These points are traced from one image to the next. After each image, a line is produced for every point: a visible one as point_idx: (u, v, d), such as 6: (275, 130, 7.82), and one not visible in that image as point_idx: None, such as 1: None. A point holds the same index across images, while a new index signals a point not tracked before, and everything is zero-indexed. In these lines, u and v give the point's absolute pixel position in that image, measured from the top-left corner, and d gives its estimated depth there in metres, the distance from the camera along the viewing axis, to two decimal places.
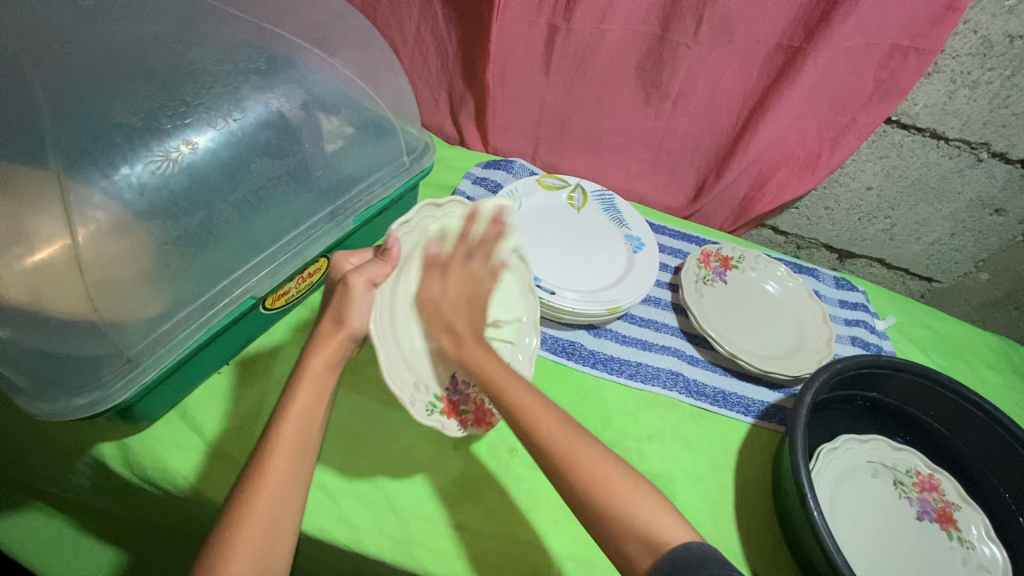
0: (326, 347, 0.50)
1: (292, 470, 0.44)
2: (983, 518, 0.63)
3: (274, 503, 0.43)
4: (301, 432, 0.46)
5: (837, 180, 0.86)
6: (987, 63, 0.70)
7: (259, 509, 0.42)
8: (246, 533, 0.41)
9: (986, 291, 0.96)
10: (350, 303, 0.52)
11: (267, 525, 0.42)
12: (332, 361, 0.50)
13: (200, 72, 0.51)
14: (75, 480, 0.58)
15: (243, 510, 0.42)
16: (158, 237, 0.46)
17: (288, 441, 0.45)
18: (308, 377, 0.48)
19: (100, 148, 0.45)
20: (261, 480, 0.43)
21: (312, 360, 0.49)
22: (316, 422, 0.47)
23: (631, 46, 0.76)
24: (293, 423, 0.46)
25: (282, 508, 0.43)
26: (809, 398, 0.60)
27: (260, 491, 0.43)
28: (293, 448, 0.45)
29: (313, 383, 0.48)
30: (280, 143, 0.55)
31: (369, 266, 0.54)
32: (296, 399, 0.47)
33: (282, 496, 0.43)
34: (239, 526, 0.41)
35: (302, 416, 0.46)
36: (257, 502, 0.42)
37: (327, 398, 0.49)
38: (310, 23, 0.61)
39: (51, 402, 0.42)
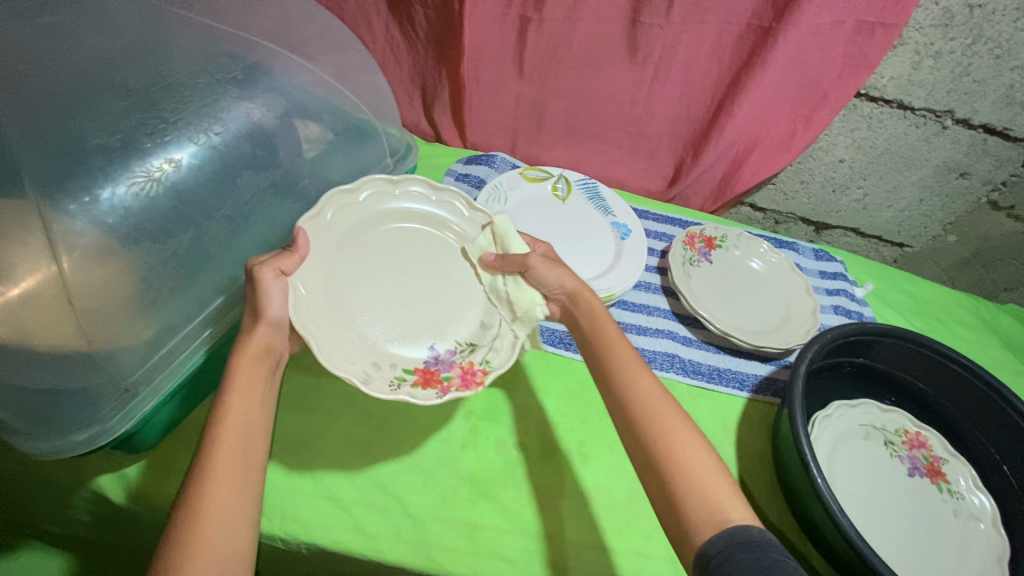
0: (250, 345, 0.46)
1: (239, 471, 0.42)
2: (969, 469, 0.66)
3: (223, 505, 0.40)
4: (242, 435, 0.43)
5: (811, 154, 0.89)
6: (948, 34, 0.72)
7: (210, 511, 0.39)
8: (200, 536, 0.38)
9: (955, 252, 1.00)
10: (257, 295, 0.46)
11: (225, 526, 0.39)
12: (259, 358, 0.46)
13: (176, 86, 0.49)
14: (72, 515, 0.56)
15: (194, 515, 0.39)
16: (148, 260, 0.45)
17: (230, 443, 0.42)
18: (238, 374, 0.45)
19: (77, 172, 0.43)
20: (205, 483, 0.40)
21: (238, 359, 0.45)
22: (255, 421, 0.44)
23: (603, 33, 0.75)
24: (234, 424, 0.43)
25: (239, 507, 0.41)
26: (804, 368, 0.62)
27: (212, 491, 0.40)
28: (239, 447, 0.42)
29: (244, 381, 0.45)
30: (264, 154, 0.53)
31: (274, 258, 0.48)
32: (230, 399, 0.44)
33: (234, 496, 0.41)
34: (191, 531, 0.39)
35: (239, 415, 0.43)
36: (206, 504, 0.40)
37: (262, 394, 0.45)
38: (280, 28, 0.59)
39: (46, 440, 0.40)
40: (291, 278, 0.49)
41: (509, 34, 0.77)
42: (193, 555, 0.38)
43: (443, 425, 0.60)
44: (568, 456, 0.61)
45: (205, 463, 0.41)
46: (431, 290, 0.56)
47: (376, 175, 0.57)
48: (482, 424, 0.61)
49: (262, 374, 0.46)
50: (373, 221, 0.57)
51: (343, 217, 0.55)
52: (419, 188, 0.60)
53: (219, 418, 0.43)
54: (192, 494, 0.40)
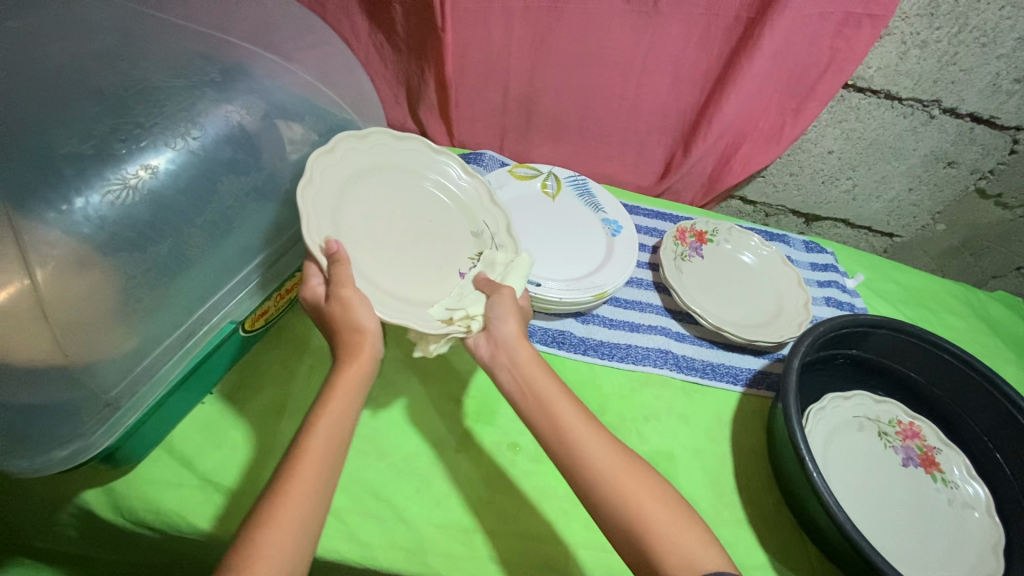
0: (360, 355, 0.48)
1: (319, 475, 0.42)
2: (962, 458, 0.67)
3: (297, 507, 0.40)
4: (330, 441, 0.44)
5: (800, 146, 0.88)
6: (934, 23, 0.72)
7: (283, 511, 0.40)
8: (269, 536, 0.39)
9: (944, 240, 1.00)
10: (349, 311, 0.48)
11: (294, 525, 0.40)
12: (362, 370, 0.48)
13: (151, 90, 0.48)
14: (60, 531, 0.55)
15: (266, 516, 0.40)
16: (125, 271, 0.44)
17: (317, 448, 0.43)
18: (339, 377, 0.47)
19: (50, 181, 0.42)
20: (285, 485, 0.41)
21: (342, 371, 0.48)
22: (346, 432, 0.45)
23: (589, 28, 0.75)
24: (322, 432, 0.44)
25: (306, 512, 0.41)
26: (797, 362, 0.61)
27: (289, 492, 0.41)
28: (326, 452, 0.44)
29: (342, 394, 0.47)
30: (244, 158, 0.52)
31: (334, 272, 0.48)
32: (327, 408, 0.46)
33: (307, 499, 0.41)
34: (259, 530, 0.39)
35: (336, 414, 0.45)
36: (282, 505, 0.40)
37: (358, 397, 0.47)
38: (258, 27, 0.58)
39: (29, 456, 0.41)
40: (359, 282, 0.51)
41: (494, 30, 0.76)
42: (257, 555, 0.38)
43: (436, 428, 0.60)
44: None
45: (291, 466, 0.42)
46: (426, 249, 0.58)
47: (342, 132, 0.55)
48: (475, 427, 0.61)
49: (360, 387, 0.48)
50: (357, 179, 0.56)
51: (331, 180, 0.53)
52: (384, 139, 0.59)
53: (314, 425, 0.45)
54: (272, 494, 0.41)
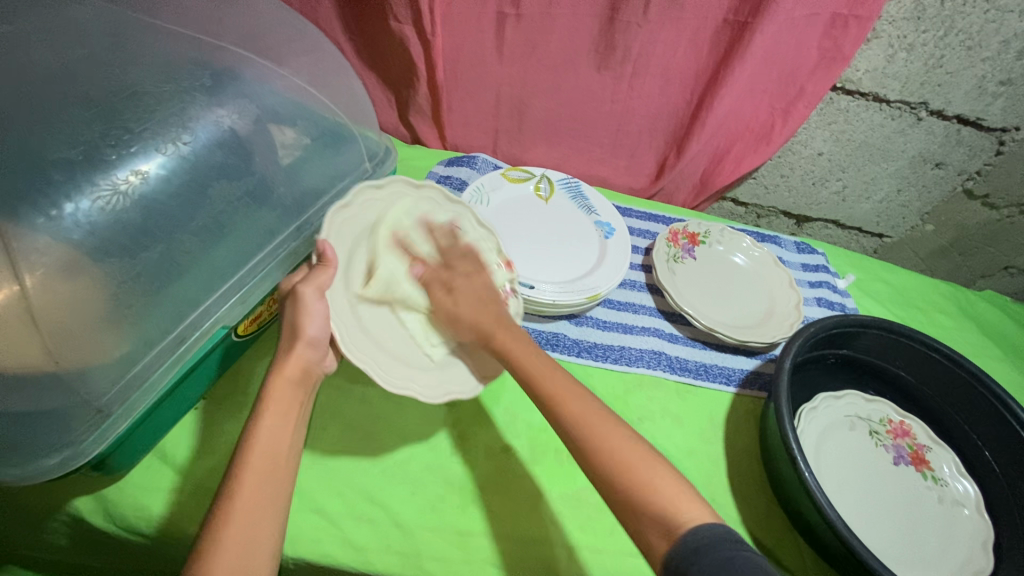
0: (286, 367, 0.49)
1: (257, 496, 0.42)
2: (952, 456, 0.67)
3: (245, 528, 0.41)
4: (268, 457, 0.44)
5: (790, 148, 0.89)
6: (921, 26, 0.73)
7: (231, 531, 0.40)
8: (219, 558, 0.39)
9: (933, 241, 1.01)
10: (305, 313, 0.49)
11: (244, 546, 0.40)
12: (297, 382, 0.49)
13: (142, 95, 0.48)
14: (51, 539, 0.55)
15: (212, 540, 0.40)
16: (114, 276, 0.43)
17: (254, 468, 0.43)
18: (272, 398, 0.47)
19: (40, 187, 0.42)
20: (231, 506, 0.41)
21: (272, 384, 0.48)
22: (285, 446, 0.46)
23: (580, 31, 0.75)
24: (261, 449, 0.44)
25: (260, 532, 0.41)
26: (789, 362, 0.62)
27: (234, 514, 0.41)
28: (260, 471, 0.44)
29: (276, 407, 0.47)
30: (236, 163, 0.52)
31: (313, 274, 0.50)
32: (260, 425, 0.46)
33: (258, 517, 0.42)
34: (210, 553, 0.39)
35: (268, 438, 0.45)
36: (229, 525, 0.40)
37: (293, 418, 0.48)
38: (250, 32, 0.58)
39: (22, 464, 0.40)
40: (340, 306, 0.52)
41: (486, 33, 0.77)
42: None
43: (430, 431, 0.60)
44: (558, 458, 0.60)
45: (231, 488, 0.42)
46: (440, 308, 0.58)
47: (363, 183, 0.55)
48: (470, 429, 0.61)
49: (297, 402, 0.48)
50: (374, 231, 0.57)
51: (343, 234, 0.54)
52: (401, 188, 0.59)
53: (249, 439, 0.45)
54: (217, 518, 0.41)
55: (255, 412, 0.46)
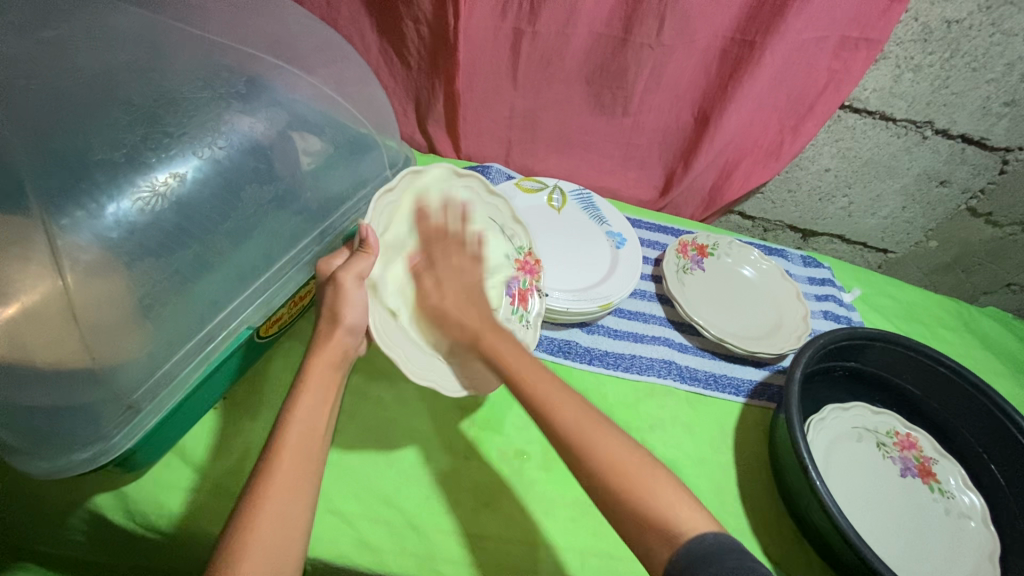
0: (325, 350, 0.50)
1: (297, 471, 0.44)
2: (958, 469, 0.68)
3: (283, 500, 0.42)
4: (306, 435, 0.46)
5: (798, 164, 0.91)
6: (928, 48, 0.75)
7: (271, 502, 0.41)
8: (260, 528, 0.40)
9: (936, 257, 1.03)
10: (344, 301, 0.51)
11: (280, 518, 0.41)
12: (333, 363, 0.51)
13: (180, 101, 0.49)
14: (68, 535, 0.55)
15: (253, 511, 0.41)
16: (151, 275, 0.45)
17: (295, 441, 0.45)
18: (311, 379, 0.49)
19: (83, 187, 0.43)
20: (270, 478, 0.42)
21: (314, 363, 0.50)
22: (319, 425, 0.47)
23: (595, 47, 0.77)
24: (300, 426, 0.46)
25: (294, 505, 0.42)
26: (799, 373, 0.63)
27: (274, 487, 0.42)
28: (303, 446, 0.45)
29: (315, 388, 0.49)
30: (267, 168, 0.53)
31: (352, 262, 0.52)
32: (298, 403, 0.47)
33: (293, 491, 0.43)
34: (251, 524, 0.40)
35: (305, 418, 0.47)
36: (267, 497, 0.42)
37: (330, 400, 0.49)
38: (279, 41, 0.59)
39: (52, 457, 0.41)
40: (365, 286, 0.53)
41: (503, 47, 0.78)
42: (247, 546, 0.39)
43: (444, 435, 0.61)
44: None
45: (272, 460, 0.44)
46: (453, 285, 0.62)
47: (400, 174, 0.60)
48: (484, 434, 0.62)
49: (333, 382, 0.50)
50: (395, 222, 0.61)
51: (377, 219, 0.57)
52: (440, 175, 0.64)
53: (288, 418, 0.46)
54: (257, 486, 0.42)
55: (293, 390, 0.48)
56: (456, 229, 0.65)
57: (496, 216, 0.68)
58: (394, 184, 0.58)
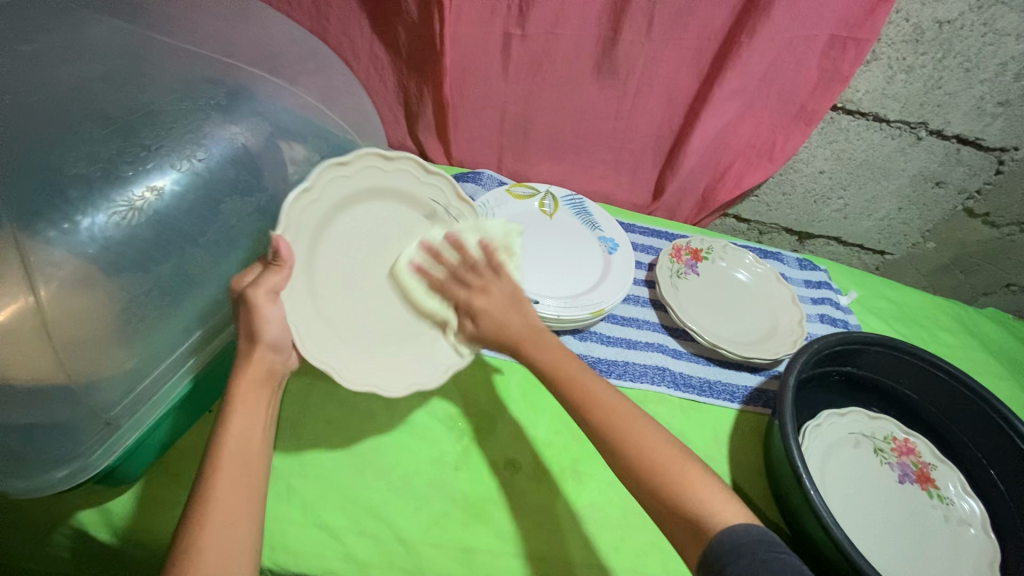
0: (249, 369, 0.46)
1: (235, 496, 0.42)
2: (958, 474, 0.67)
3: (224, 526, 0.40)
4: (239, 458, 0.44)
5: (792, 166, 0.90)
6: (919, 49, 0.74)
7: (210, 531, 0.40)
8: (199, 556, 0.39)
9: (934, 258, 1.02)
10: (259, 318, 0.46)
11: (222, 546, 0.40)
12: (257, 383, 0.47)
13: (159, 113, 0.49)
14: (52, 552, 0.54)
15: (191, 540, 0.39)
16: (128, 290, 0.44)
17: (228, 465, 0.43)
18: (237, 399, 0.46)
19: (59, 202, 0.43)
20: (203, 506, 0.41)
21: (235, 385, 0.46)
22: (255, 443, 0.45)
23: (585, 51, 0.76)
24: (231, 447, 0.44)
25: (237, 529, 0.41)
26: (793, 379, 0.62)
27: (211, 514, 0.41)
28: (234, 470, 0.43)
29: (247, 408, 0.46)
30: (249, 180, 0.53)
31: (265, 275, 0.47)
32: (231, 422, 0.45)
33: (233, 516, 0.41)
34: (187, 553, 0.39)
35: (240, 438, 0.44)
36: (205, 523, 0.40)
37: (262, 417, 0.47)
38: (262, 51, 0.59)
39: (27, 477, 0.40)
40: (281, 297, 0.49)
41: (491, 54, 0.78)
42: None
43: (434, 446, 0.60)
44: (562, 474, 0.60)
45: (207, 484, 0.42)
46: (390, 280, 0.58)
47: (365, 149, 0.54)
48: (475, 445, 0.61)
49: (263, 400, 0.47)
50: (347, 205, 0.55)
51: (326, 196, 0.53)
52: (409, 166, 0.58)
53: (220, 443, 0.44)
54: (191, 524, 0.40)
55: (222, 411, 0.45)
56: (408, 215, 0.60)
57: (438, 196, 0.60)
58: (349, 160, 0.53)
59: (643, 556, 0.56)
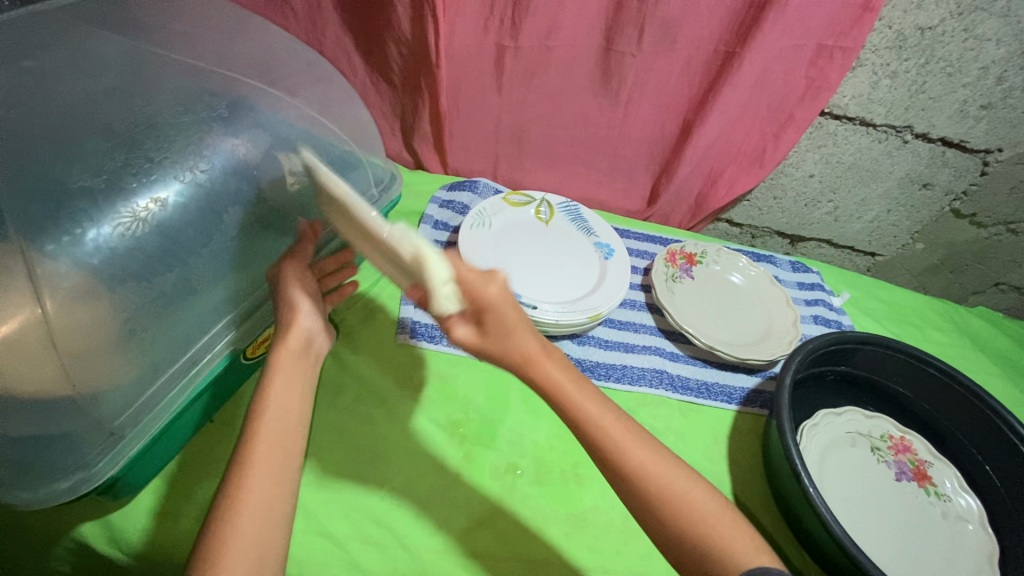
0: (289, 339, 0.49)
1: (275, 463, 0.43)
2: (954, 471, 0.68)
3: (263, 496, 0.41)
4: (281, 425, 0.45)
5: (782, 170, 0.92)
6: (903, 55, 0.76)
7: (249, 502, 0.41)
8: (239, 521, 0.40)
9: (924, 258, 1.04)
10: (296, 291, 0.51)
11: (261, 517, 0.41)
12: (298, 353, 0.49)
13: (162, 127, 0.50)
14: (53, 566, 0.54)
15: (226, 514, 0.40)
16: (133, 300, 0.45)
17: (271, 432, 0.44)
18: (280, 370, 0.47)
19: (63, 214, 0.43)
20: (245, 472, 0.42)
21: (279, 354, 0.48)
22: (295, 413, 0.47)
23: (577, 60, 0.78)
24: (275, 414, 0.45)
25: (276, 497, 0.42)
26: (789, 379, 0.63)
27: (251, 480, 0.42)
28: (276, 438, 0.44)
29: (286, 378, 0.47)
30: (250, 190, 0.54)
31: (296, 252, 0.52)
32: (273, 391, 0.46)
33: (274, 481, 0.42)
34: (229, 524, 0.39)
35: (281, 408, 0.46)
36: (246, 496, 0.41)
37: (303, 389, 0.48)
38: (261, 64, 0.60)
39: (33, 488, 0.39)
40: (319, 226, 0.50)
41: (486, 67, 0.79)
42: (225, 548, 0.38)
43: (436, 452, 0.60)
44: (563, 477, 0.61)
45: (246, 450, 0.43)
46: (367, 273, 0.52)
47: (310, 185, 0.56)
48: (476, 451, 0.61)
49: (302, 369, 0.49)
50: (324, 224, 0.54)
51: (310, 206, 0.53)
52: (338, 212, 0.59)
53: (262, 410, 0.45)
54: (232, 492, 0.41)
55: (263, 382, 0.47)
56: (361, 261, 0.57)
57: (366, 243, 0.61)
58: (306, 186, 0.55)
59: (646, 557, 0.56)
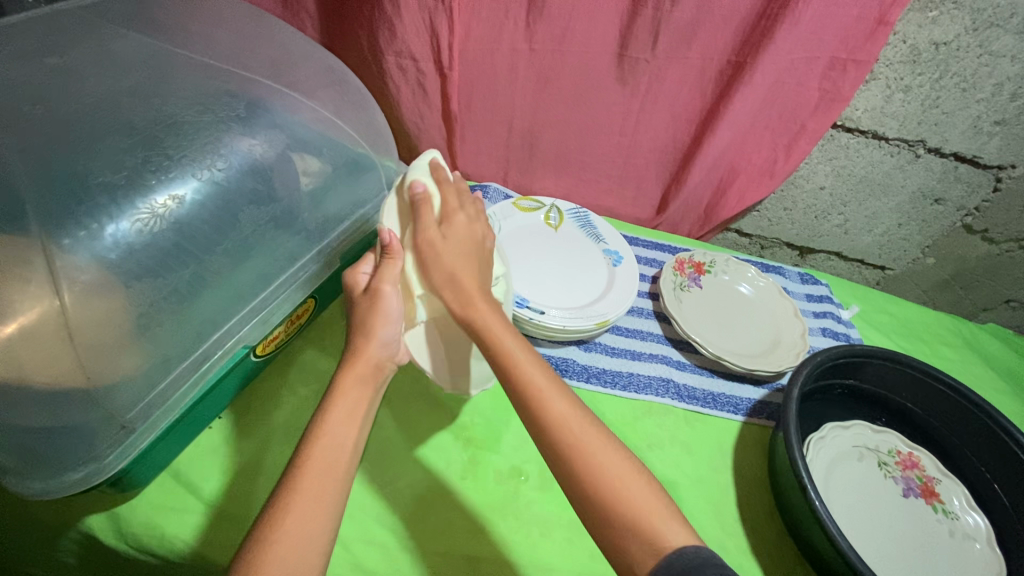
0: (357, 363, 0.51)
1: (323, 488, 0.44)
2: (962, 489, 0.67)
3: (301, 533, 0.41)
4: (332, 450, 0.46)
5: (793, 182, 0.92)
6: (917, 69, 0.76)
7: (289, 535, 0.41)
8: (277, 557, 0.40)
9: (935, 273, 1.03)
10: (376, 312, 0.52)
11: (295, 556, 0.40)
12: (366, 378, 0.51)
13: (182, 125, 0.51)
14: (59, 557, 0.54)
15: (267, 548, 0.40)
16: (147, 295, 0.45)
17: (320, 457, 0.45)
18: (340, 395, 0.50)
19: (84, 209, 0.44)
20: (294, 491, 0.43)
21: (342, 376, 0.51)
22: (349, 439, 0.47)
23: (590, 67, 0.78)
24: (330, 442, 0.47)
25: (315, 517, 0.43)
26: (797, 391, 0.63)
27: (296, 497, 0.43)
28: (325, 464, 0.45)
29: (344, 403, 0.49)
30: (266, 190, 0.54)
31: (383, 267, 0.53)
32: (330, 416, 0.48)
33: (316, 500, 0.43)
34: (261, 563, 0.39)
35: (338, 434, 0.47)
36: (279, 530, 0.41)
37: (359, 414, 0.49)
38: (278, 65, 0.60)
39: (43, 478, 0.41)
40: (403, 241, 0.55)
41: (499, 72, 0.80)
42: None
43: (441, 454, 0.60)
44: None
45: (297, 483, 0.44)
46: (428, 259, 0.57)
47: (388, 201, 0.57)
48: (480, 455, 0.61)
49: (366, 394, 0.51)
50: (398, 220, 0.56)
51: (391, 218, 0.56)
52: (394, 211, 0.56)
53: (317, 436, 0.47)
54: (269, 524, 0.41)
55: (322, 408, 0.49)
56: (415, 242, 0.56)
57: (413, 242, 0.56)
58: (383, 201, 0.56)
59: None
